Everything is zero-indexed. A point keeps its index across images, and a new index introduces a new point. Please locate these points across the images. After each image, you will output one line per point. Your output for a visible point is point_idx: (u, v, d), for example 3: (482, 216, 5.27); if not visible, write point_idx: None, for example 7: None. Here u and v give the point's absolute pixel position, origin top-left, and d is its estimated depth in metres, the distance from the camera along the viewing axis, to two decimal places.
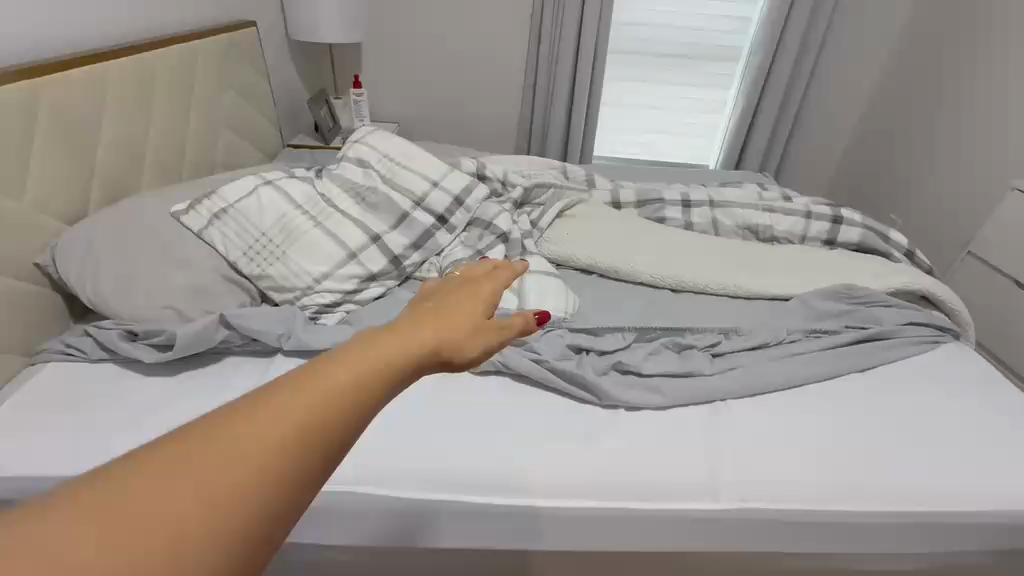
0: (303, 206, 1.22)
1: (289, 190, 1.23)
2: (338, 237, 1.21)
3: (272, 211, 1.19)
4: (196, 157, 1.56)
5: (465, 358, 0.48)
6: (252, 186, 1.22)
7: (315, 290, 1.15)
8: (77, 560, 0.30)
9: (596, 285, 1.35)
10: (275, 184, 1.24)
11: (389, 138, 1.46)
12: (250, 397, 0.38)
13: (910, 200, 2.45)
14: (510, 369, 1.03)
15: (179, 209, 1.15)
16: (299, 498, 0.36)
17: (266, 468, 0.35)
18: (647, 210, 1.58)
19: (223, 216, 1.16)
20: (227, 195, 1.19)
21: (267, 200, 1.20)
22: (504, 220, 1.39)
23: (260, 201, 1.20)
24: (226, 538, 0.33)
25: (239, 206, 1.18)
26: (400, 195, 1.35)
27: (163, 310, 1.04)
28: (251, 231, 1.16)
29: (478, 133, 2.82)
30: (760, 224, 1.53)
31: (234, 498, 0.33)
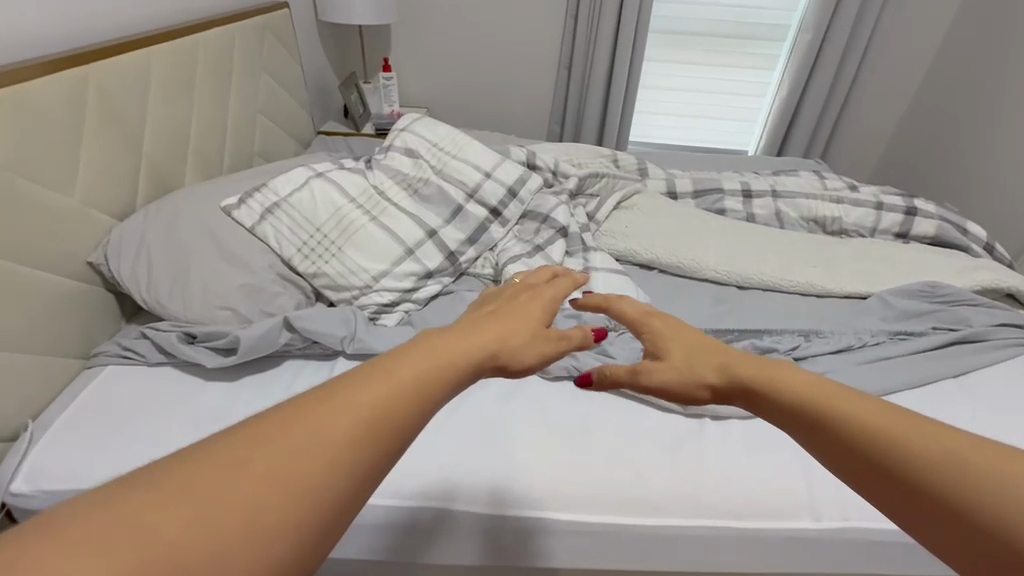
0: (357, 198, 1.17)
1: (341, 181, 1.18)
2: (395, 232, 1.15)
3: (326, 205, 1.13)
4: (234, 147, 1.50)
5: (519, 364, 0.59)
6: (303, 178, 1.17)
7: (373, 289, 1.10)
8: (171, 536, 0.34)
9: (658, 282, 1.29)
10: (327, 174, 1.18)
11: (436, 127, 1.41)
12: (322, 394, 0.44)
13: (958, 188, 2.33)
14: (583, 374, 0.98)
15: (232, 206, 1.11)
16: (360, 489, 0.41)
17: (335, 461, 0.40)
18: (706, 200, 1.50)
19: (276, 211, 1.11)
20: (279, 190, 1.15)
21: (320, 193, 1.15)
22: (562, 213, 1.31)
23: (314, 194, 1.14)
24: (297, 522, 0.37)
25: (291, 201, 1.13)
26: (453, 188, 1.29)
27: (219, 310, 0.99)
28: (304, 226, 1.11)
29: (509, 117, 2.73)
30: (828, 216, 1.44)
31: (307, 486, 0.39)
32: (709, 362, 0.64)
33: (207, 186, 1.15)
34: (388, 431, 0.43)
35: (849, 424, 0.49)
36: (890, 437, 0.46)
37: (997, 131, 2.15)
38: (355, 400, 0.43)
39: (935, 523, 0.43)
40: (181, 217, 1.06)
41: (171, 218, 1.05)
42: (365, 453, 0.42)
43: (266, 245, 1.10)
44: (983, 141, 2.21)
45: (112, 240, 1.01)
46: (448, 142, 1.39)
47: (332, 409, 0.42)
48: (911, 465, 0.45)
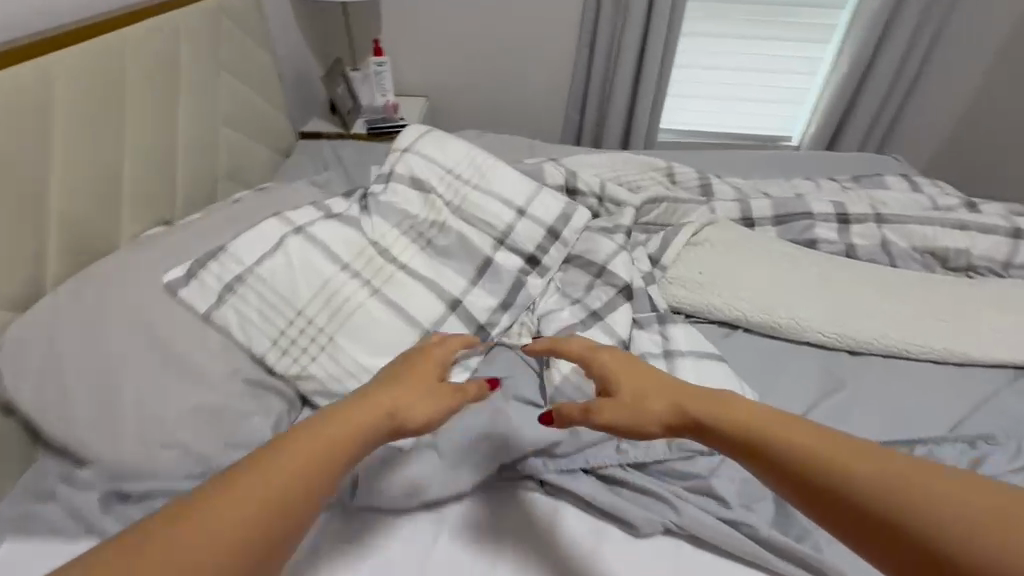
0: (352, 262, 0.85)
1: (329, 238, 0.86)
2: (405, 310, 0.84)
3: (308, 277, 0.82)
4: (191, 173, 1.17)
5: (415, 425, 0.57)
6: (277, 237, 0.85)
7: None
8: None
9: (746, 353, 1.00)
10: (308, 229, 0.86)
11: (450, 146, 1.08)
12: (217, 480, 0.46)
13: None
14: (684, 530, 0.70)
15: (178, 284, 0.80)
16: (257, 562, 0.43)
17: (226, 546, 0.42)
18: (792, 228, 1.20)
19: (242, 292, 0.81)
20: (244, 258, 0.83)
21: (299, 258, 0.83)
22: (623, 265, 0.99)
23: (290, 260, 0.82)
24: None
25: (260, 273, 0.82)
26: (477, 234, 0.98)
27: (164, 451, 0.70)
28: (282, 308, 0.81)
29: (519, 107, 2.36)
30: (950, 249, 1.13)
31: (200, 568, 0.41)
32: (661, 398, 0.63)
33: (142, 252, 0.83)
34: (282, 509, 0.45)
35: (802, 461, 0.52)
36: (829, 458, 0.51)
37: None
38: (248, 484, 0.45)
39: (899, 550, 0.45)
40: (103, 306, 0.74)
41: (89, 310, 0.74)
42: (260, 531, 0.44)
43: (230, 340, 0.79)
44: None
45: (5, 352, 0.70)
46: (465, 167, 1.07)
47: (242, 486, 0.45)
48: (871, 494, 0.47)
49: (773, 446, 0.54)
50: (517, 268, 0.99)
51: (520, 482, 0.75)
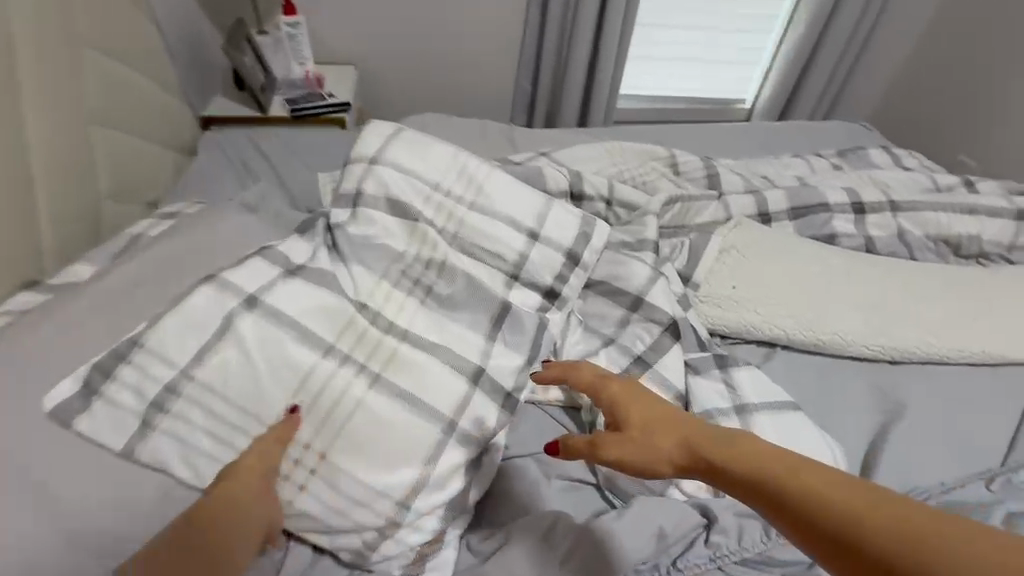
0: (336, 343, 0.64)
1: (298, 312, 0.63)
2: (417, 400, 0.63)
3: (281, 375, 0.60)
4: (58, 204, 0.84)
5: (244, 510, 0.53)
6: (220, 317, 0.60)
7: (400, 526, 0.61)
8: None
9: (795, 377, 0.89)
10: (265, 300, 0.62)
11: (431, 152, 0.84)
12: None
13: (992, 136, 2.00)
14: None
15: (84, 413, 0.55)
16: None
17: None
18: (809, 222, 1.10)
19: (188, 408, 0.58)
20: (177, 355, 0.59)
21: (262, 350, 0.60)
22: (661, 292, 0.83)
23: (251, 354, 0.60)
24: None
25: (209, 376, 0.59)
26: (484, 273, 0.78)
27: None
28: (250, 425, 0.58)
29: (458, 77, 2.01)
30: (962, 236, 1.10)
31: None
32: (673, 432, 0.48)
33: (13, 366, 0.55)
34: None
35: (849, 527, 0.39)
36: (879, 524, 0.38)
37: None
38: None
39: None
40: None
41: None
42: None
43: (177, 480, 0.56)
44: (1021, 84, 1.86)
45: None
46: (453, 179, 0.83)
47: None
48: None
49: (807, 499, 0.41)
50: (536, 308, 0.80)
51: None
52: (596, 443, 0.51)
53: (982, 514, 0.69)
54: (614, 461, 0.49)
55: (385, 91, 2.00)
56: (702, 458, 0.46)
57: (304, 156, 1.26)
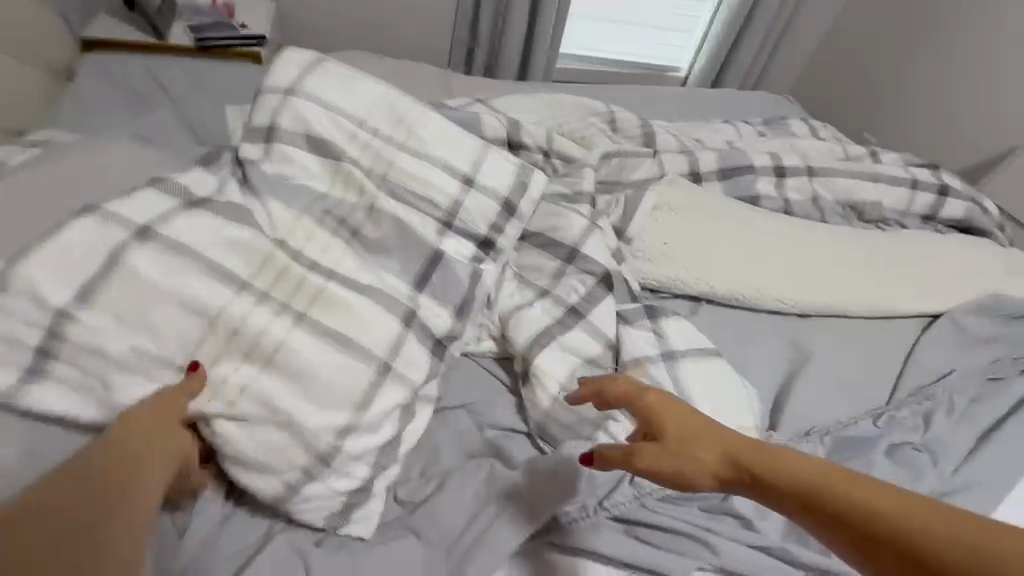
0: (250, 281, 0.58)
1: (202, 246, 0.57)
2: (348, 340, 0.59)
3: (185, 316, 0.54)
4: None
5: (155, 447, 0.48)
6: (109, 252, 0.53)
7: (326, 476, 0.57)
8: None
9: (719, 329, 0.93)
10: (161, 232, 0.55)
11: (355, 85, 0.76)
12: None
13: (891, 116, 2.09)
14: (716, 565, 0.61)
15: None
16: None
17: None
18: (736, 183, 1.14)
19: (67, 358, 0.51)
20: (54, 294, 0.51)
21: (157, 286, 0.53)
22: (596, 247, 0.83)
23: (145, 290, 0.53)
24: None
25: (100, 318, 0.52)
26: (416, 218, 0.73)
27: None
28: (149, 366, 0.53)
29: (389, 19, 1.86)
30: (865, 202, 1.19)
31: None
32: (711, 444, 0.49)
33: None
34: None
35: (875, 523, 0.41)
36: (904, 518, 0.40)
37: (944, 55, 1.92)
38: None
39: None
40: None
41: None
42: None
43: None
44: (919, 67, 1.99)
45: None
46: (382, 116, 0.77)
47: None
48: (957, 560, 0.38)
49: (840, 503, 0.43)
50: (470, 257, 0.76)
51: (526, 549, 0.60)
52: (632, 454, 0.51)
53: (870, 446, 0.77)
54: (651, 472, 0.50)
55: (308, 30, 1.82)
56: (742, 468, 0.47)
57: (210, 88, 1.12)
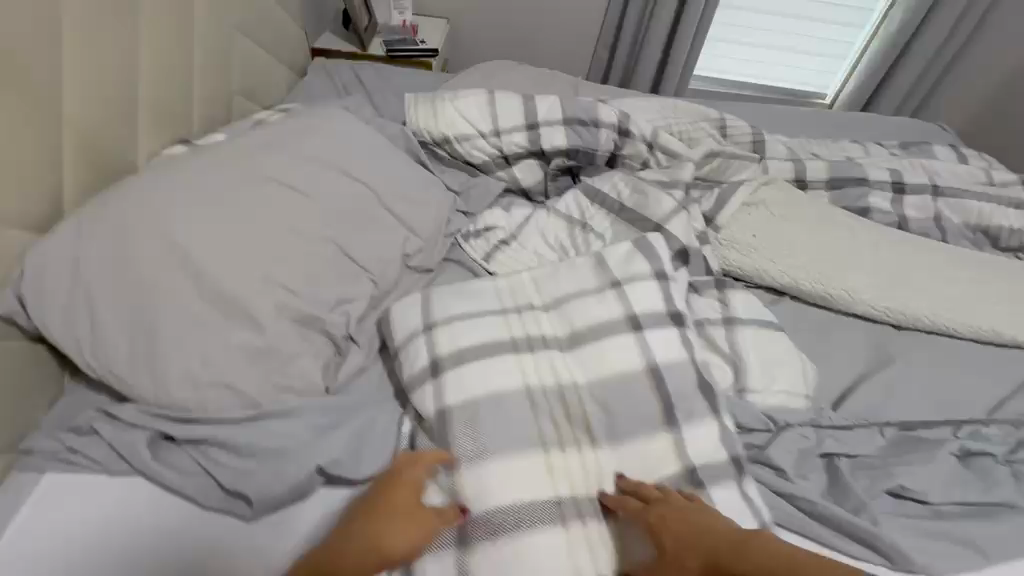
0: (548, 318, 0.75)
1: (474, 321, 0.73)
2: (641, 335, 0.71)
3: (471, 383, 0.66)
4: (208, 88, 1.06)
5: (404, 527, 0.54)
6: (454, 515, 0.58)
7: (443, 365, 0.69)
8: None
9: (796, 322, 0.97)
10: (463, 331, 0.72)
11: (509, 134, 1.09)
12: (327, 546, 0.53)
13: None
14: (767, 484, 0.70)
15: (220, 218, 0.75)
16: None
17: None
18: (845, 195, 1.15)
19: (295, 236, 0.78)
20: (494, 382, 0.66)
21: (494, 344, 0.70)
22: (682, 225, 0.93)
23: (498, 356, 0.68)
24: None
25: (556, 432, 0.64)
26: (553, 230, 1.04)
27: (209, 391, 0.67)
28: (514, 356, 0.69)
29: (540, 38, 2.12)
30: (1002, 228, 1.11)
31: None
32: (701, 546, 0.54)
33: (181, 178, 0.77)
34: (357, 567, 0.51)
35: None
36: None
37: None
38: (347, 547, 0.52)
39: None
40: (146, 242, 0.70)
41: (127, 240, 0.70)
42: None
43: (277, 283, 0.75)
44: None
45: (45, 274, 0.67)
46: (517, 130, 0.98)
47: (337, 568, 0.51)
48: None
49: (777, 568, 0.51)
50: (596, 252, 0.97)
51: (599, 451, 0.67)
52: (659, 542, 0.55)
53: (937, 446, 0.77)
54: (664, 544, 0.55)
55: (471, 47, 2.15)
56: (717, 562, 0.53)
57: (393, 85, 1.44)
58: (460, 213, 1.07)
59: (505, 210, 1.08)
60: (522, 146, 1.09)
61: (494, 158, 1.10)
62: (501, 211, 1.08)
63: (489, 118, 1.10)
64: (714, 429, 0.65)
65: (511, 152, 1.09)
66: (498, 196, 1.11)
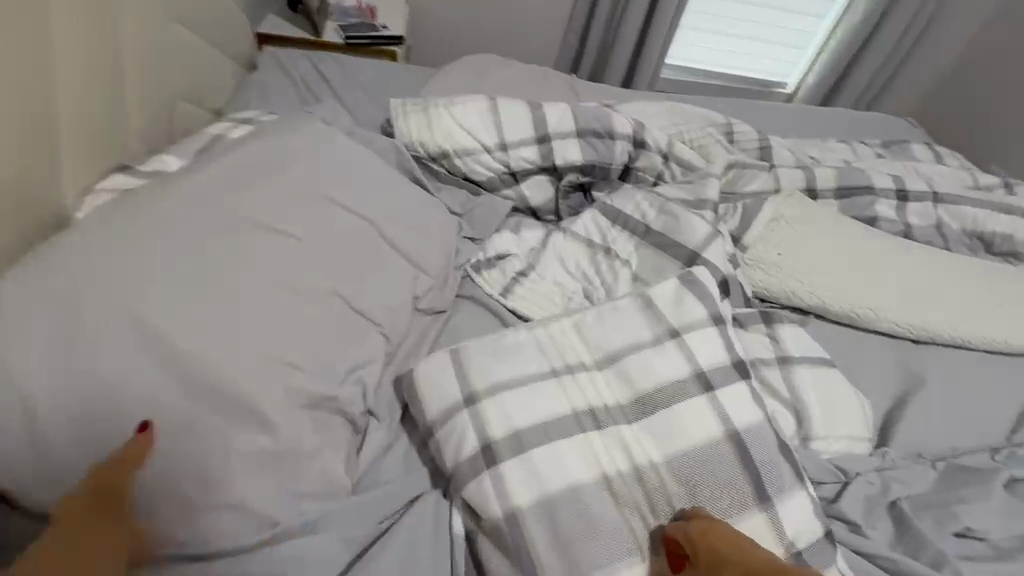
0: (607, 378, 0.67)
1: (526, 392, 0.64)
2: (715, 398, 0.64)
3: (543, 478, 0.58)
4: (145, 98, 0.85)
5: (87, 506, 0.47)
6: None
7: (499, 451, 0.59)
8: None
9: (827, 344, 0.94)
10: (514, 407, 0.62)
11: (516, 149, 0.97)
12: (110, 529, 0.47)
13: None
14: (845, 542, 0.67)
15: (200, 288, 0.59)
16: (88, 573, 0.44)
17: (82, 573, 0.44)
18: (854, 204, 1.13)
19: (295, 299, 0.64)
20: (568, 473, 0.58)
21: (555, 422, 0.62)
22: (717, 251, 0.87)
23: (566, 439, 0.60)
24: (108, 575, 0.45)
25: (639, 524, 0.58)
26: (573, 253, 0.93)
27: (213, 516, 0.54)
28: (581, 436, 0.61)
29: (509, 24, 1.96)
30: (996, 233, 1.14)
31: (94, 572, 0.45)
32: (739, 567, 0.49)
33: (140, 238, 0.60)
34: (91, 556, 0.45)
35: None
36: None
37: None
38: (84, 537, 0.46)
39: None
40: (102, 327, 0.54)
41: (79, 330, 0.54)
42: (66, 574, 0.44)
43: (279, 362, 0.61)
44: None
45: None
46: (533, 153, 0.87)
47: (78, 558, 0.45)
48: None
49: None
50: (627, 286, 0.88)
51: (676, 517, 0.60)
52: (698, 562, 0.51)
53: (988, 477, 0.76)
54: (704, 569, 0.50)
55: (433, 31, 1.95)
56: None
57: (363, 82, 1.26)
58: (467, 239, 0.93)
59: (514, 233, 0.96)
60: (532, 161, 0.97)
61: (500, 175, 0.98)
62: (511, 233, 0.96)
63: (493, 130, 0.97)
64: (804, 500, 0.60)
65: (519, 168, 0.97)
66: (505, 215, 0.98)
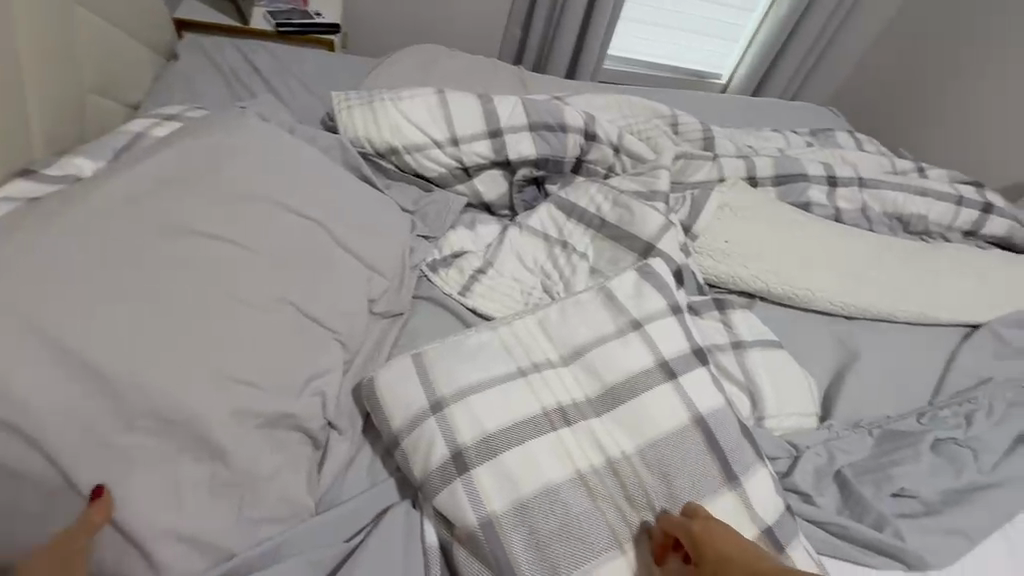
0: (575, 373, 0.66)
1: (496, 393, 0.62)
2: (678, 384, 0.65)
3: (519, 479, 0.57)
4: (50, 92, 0.76)
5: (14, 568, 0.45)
6: None
7: (470, 456, 0.58)
8: None
9: (772, 325, 1.00)
10: (484, 408, 0.61)
11: (467, 142, 0.94)
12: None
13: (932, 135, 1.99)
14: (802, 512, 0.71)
15: (130, 306, 0.53)
16: None
17: None
18: (790, 190, 1.19)
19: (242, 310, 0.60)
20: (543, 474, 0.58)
21: (526, 421, 0.61)
22: (670, 241, 0.89)
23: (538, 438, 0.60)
24: None
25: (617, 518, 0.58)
26: (530, 248, 0.93)
27: (165, 549, 0.50)
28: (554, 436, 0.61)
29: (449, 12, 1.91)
30: (912, 214, 1.24)
31: None
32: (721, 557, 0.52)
33: (55, 253, 0.53)
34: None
35: None
36: None
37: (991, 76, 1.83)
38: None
39: None
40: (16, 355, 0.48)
41: None
42: None
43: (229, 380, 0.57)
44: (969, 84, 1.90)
45: None
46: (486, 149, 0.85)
47: None
48: None
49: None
50: (586, 279, 0.89)
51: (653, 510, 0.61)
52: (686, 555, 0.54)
53: (918, 439, 0.83)
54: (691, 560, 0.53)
55: (370, 19, 1.87)
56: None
57: (299, 74, 1.19)
58: (421, 237, 0.90)
59: (470, 229, 0.94)
60: (484, 155, 0.95)
61: (453, 170, 0.95)
62: (466, 230, 0.94)
63: (443, 124, 0.94)
64: (765, 476, 0.63)
65: (471, 163, 0.95)
66: (459, 212, 0.96)
